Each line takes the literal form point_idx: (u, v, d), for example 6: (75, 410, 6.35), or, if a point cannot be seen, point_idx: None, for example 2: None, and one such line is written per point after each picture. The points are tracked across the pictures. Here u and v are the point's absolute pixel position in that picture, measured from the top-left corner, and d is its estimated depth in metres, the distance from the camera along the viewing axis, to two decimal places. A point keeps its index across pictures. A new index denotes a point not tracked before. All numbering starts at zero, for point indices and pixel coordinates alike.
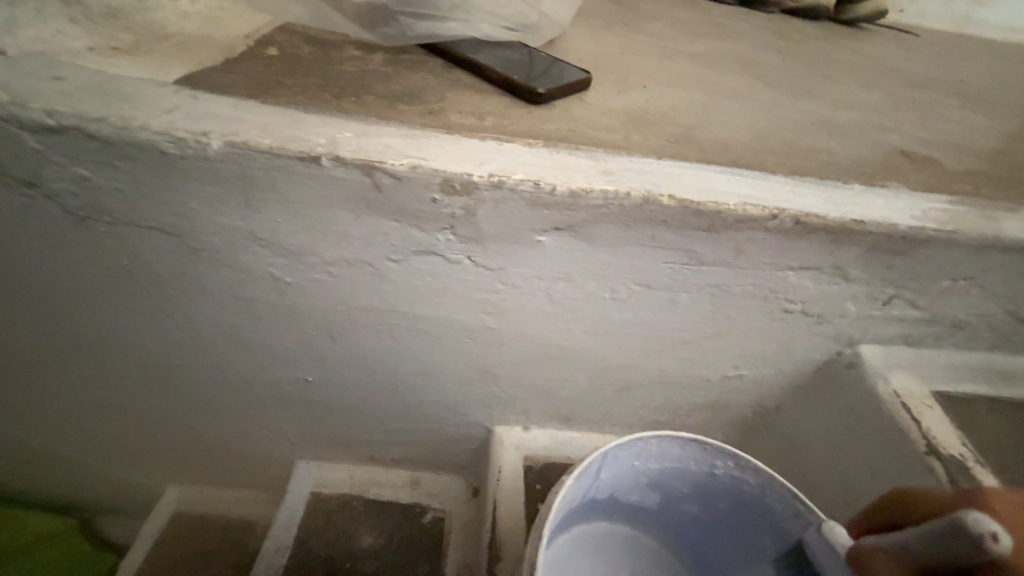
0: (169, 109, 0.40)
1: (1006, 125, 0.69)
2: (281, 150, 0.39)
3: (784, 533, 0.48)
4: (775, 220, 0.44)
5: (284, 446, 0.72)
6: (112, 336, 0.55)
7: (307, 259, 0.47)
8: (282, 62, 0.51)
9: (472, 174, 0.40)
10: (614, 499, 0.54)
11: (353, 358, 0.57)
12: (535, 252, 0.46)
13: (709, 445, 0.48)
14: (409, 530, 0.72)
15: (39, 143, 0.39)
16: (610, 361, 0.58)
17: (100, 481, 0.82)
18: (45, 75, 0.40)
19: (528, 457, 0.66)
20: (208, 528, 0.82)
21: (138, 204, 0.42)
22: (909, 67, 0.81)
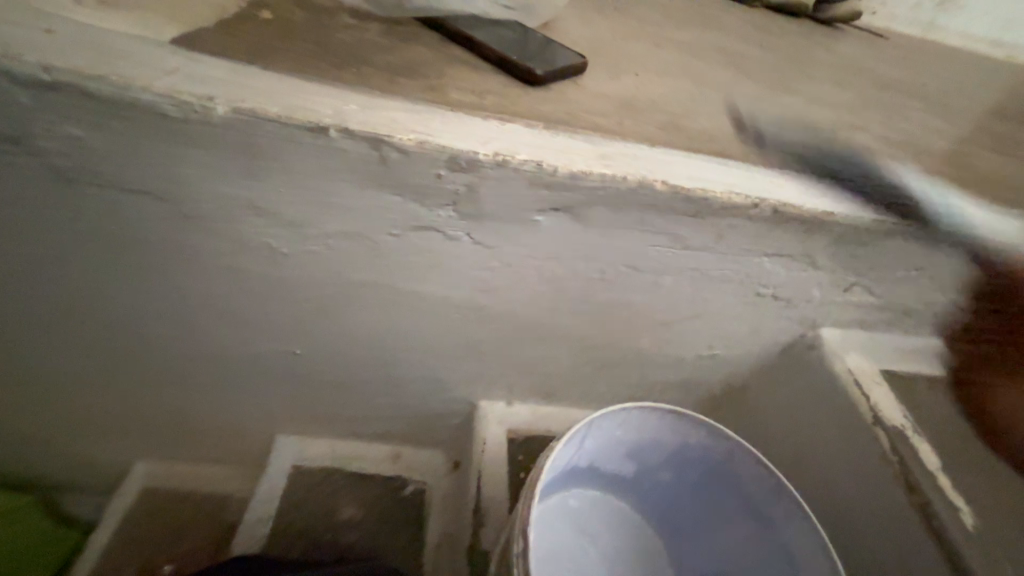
0: (168, 69, 0.39)
1: (960, 130, 0.74)
2: (288, 118, 0.39)
3: (748, 494, 0.54)
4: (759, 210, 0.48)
5: (265, 420, 0.72)
6: (93, 304, 0.53)
7: (304, 231, 0.47)
8: (277, 26, 0.49)
9: (478, 152, 0.42)
10: (594, 468, 0.57)
11: (344, 332, 0.58)
12: (531, 231, 0.48)
13: (686, 416, 0.52)
14: (391, 501, 0.74)
15: (28, 98, 0.37)
16: (594, 339, 0.61)
17: (68, 456, 0.79)
18: (30, 25, 0.38)
19: (511, 430, 0.68)
20: (186, 502, 0.81)
21: (133, 167, 0.41)
22: (878, 69, 0.86)
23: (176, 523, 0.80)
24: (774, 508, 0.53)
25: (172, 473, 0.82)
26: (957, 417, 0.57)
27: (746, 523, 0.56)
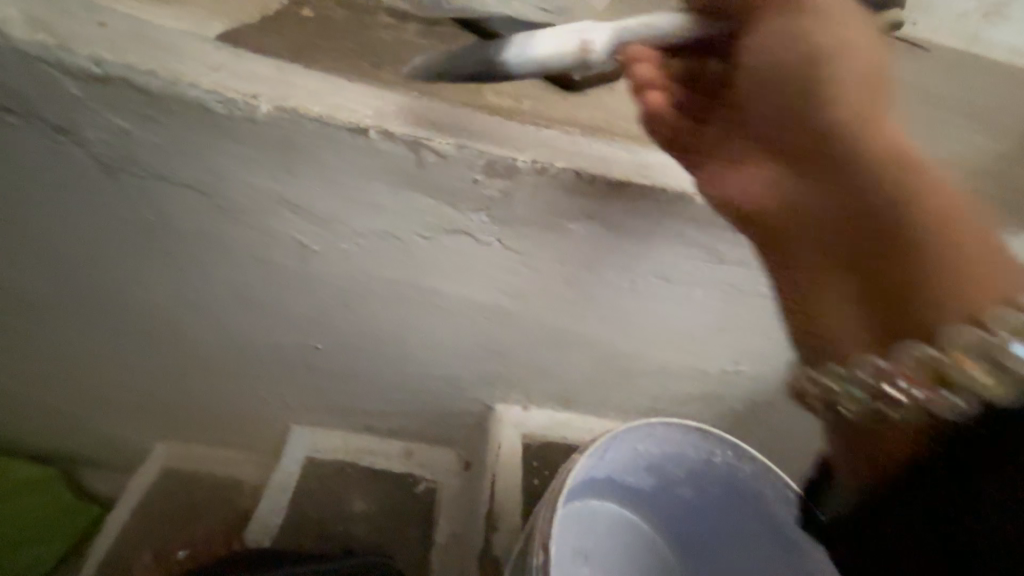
0: (215, 65, 0.39)
1: (1007, 150, 0.71)
2: (329, 119, 0.39)
3: (771, 515, 0.54)
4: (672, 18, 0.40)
5: (283, 410, 0.73)
6: (127, 290, 0.54)
7: (336, 229, 0.47)
8: (317, 23, 0.49)
9: (516, 158, 0.42)
10: (612, 480, 0.56)
11: (368, 329, 0.58)
12: (564, 239, 0.47)
13: (711, 434, 0.51)
14: (403, 498, 0.74)
15: (80, 90, 0.38)
16: (617, 348, 0.60)
17: (92, 434, 0.82)
18: (84, 18, 0.39)
19: (526, 435, 0.68)
20: (202, 486, 0.82)
21: (176, 160, 0.42)
22: (920, 83, 0.83)
23: (192, 505, 0.82)
24: (796, 531, 0.52)
25: (189, 457, 0.83)
26: None
27: (766, 544, 0.55)
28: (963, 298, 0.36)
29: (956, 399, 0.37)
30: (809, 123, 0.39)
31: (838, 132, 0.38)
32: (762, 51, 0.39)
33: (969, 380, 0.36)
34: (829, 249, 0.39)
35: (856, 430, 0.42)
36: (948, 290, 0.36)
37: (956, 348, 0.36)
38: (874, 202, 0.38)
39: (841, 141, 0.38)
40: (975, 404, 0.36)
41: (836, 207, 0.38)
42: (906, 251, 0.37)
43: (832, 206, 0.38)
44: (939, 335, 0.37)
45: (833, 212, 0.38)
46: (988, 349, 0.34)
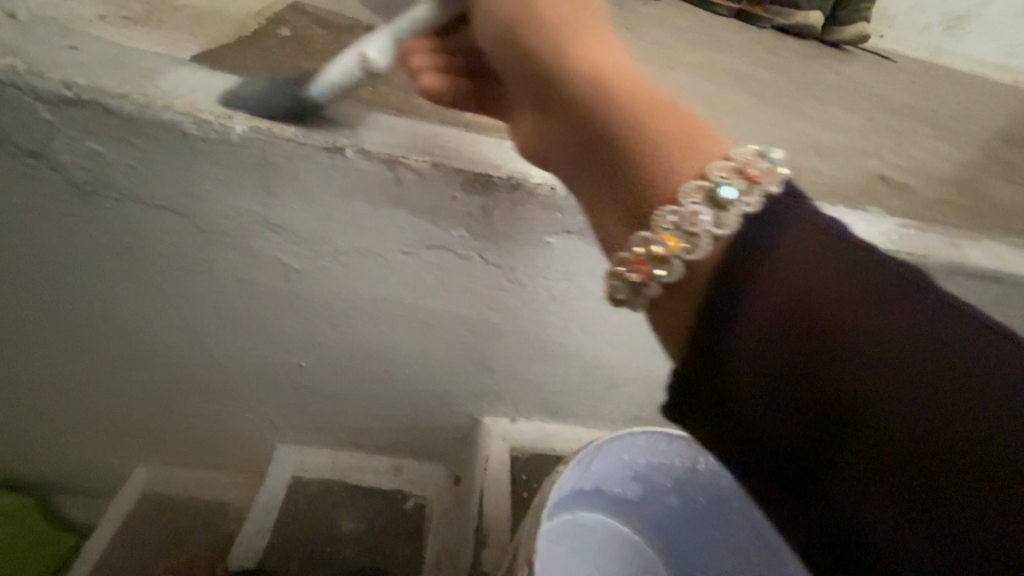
0: (190, 87, 0.39)
1: (971, 156, 0.74)
2: (307, 138, 0.39)
3: (758, 526, 0.53)
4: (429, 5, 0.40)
5: (267, 430, 0.71)
6: (102, 312, 0.53)
7: (317, 248, 0.47)
8: (294, 43, 0.50)
9: (493, 174, 0.42)
10: (599, 491, 0.56)
11: (351, 346, 0.58)
12: (544, 252, 0.48)
13: (694, 442, 0.51)
14: (392, 516, 0.73)
15: (51, 114, 0.38)
16: (603, 359, 0.61)
17: (68, 460, 0.79)
18: (56, 42, 0.39)
19: (514, 447, 0.67)
20: (183, 510, 0.80)
21: (151, 182, 0.42)
22: (886, 93, 0.86)
23: (173, 531, 0.79)
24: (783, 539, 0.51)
25: (172, 479, 0.81)
26: None
27: (755, 555, 0.54)
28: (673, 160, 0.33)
29: (672, 271, 0.31)
30: (540, 43, 0.39)
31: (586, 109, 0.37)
32: (491, 31, 0.40)
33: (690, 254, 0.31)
34: (612, 228, 0.35)
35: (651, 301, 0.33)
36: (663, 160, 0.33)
37: (665, 227, 0.31)
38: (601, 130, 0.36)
39: (573, 82, 0.38)
40: (707, 236, 0.31)
41: (629, 95, 0.36)
42: (629, 144, 0.35)
43: (589, 110, 0.37)
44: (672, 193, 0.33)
45: (566, 127, 0.38)
46: (684, 222, 0.31)
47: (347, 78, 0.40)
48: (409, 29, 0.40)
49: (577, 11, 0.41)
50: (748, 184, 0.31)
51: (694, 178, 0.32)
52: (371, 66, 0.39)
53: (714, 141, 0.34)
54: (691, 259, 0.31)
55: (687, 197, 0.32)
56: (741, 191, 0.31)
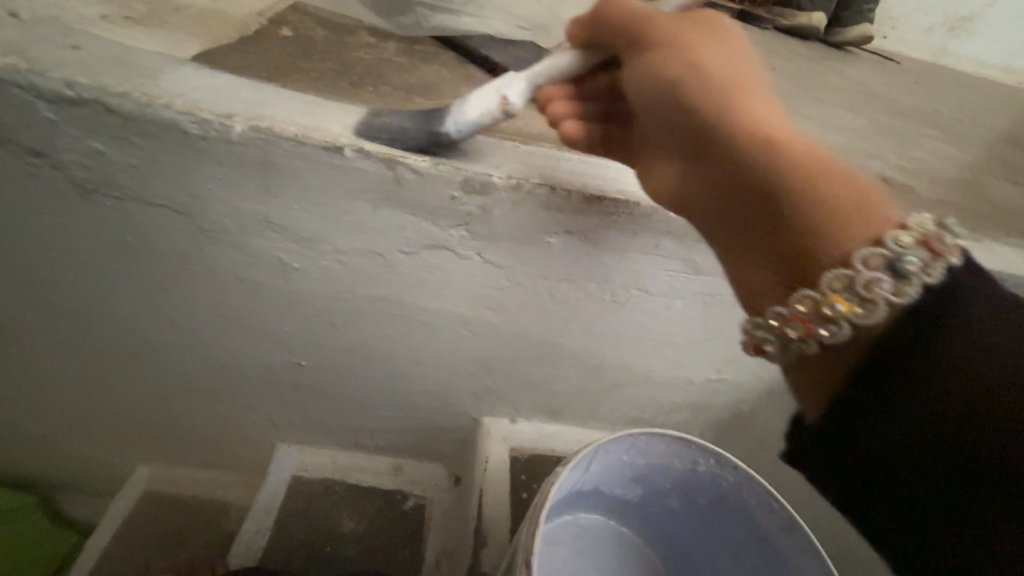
0: (191, 87, 0.40)
1: (974, 157, 0.73)
2: (306, 137, 0.39)
3: (758, 529, 0.53)
4: (571, 54, 0.40)
5: (267, 429, 0.72)
6: (104, 310, 0.53)
7: (317, 247, 0.47)
8: (295, 43, 0.50)
9: (492, 174, 0.42)
10: (599, 492, 0.56)
11: (352, 346, 0.58)
12: (543, 252, 0.48)
13: (694, 443, 0.51)
14: (392, 516, 0.73)
15: (53, 113, 0.38)
16: (604, 360, 0.60)
17: (70, 458, 0.79)
18: (59, 42, 0.39)
19: (514, 448, 0.67)
20: (184, 508, 0.80)
21: (151, 181, 0.42)
22: (889, 94, 0.86)
23: (174, 530, 0.79)
24: (783, 541, 0.51)
25: (173, 478, 0.81)
26: None
27: (755, 558, 0.54)
28: (832, 218, 0.31)
29: (839, 331, 0.29)
30: (676, 66, 0.36)
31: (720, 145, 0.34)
32: (640, 77, 0.37)
33: (855, 317, 0.29)
34: (765, 291, 0.33)
35: (797, 360, 0.32)
36: (820, 219, 0.31)
37: (830, 290, 0.30)
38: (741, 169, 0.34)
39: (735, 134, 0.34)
40: (883, 305, 0.29)
41: (797, 154, 0.33)
42: (792, 207, 0.32)
43: (747, 166, 0.33)
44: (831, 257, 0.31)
45: (714, 183, 0.35)
46: (856, 285, 0.29)
47: (485, 117, 0.41)
48: (549, 74, 0.40)
49: (731, 60, 0.38)
50: (930, 257, 0.29)
51: (868, 244, 0.30)
52: (510, 105, 0.40)
53: (885, 207, 0.32)
54: (862, 322, 0.29)
55: (862, 262, 0.29)
56: (924, 261, 0.29)
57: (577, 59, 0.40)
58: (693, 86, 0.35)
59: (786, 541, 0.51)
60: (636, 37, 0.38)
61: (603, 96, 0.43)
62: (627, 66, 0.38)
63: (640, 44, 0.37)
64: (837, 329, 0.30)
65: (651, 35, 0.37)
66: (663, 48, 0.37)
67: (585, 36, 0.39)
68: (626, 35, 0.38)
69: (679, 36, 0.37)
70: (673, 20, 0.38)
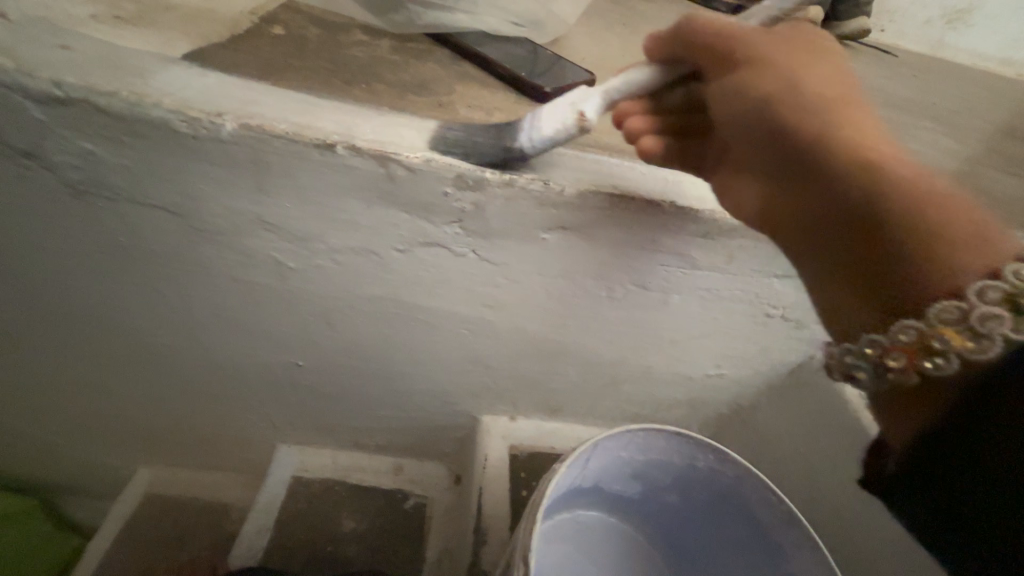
0: (181, 86, 0.39)
1: (972, 149, 0.73)
2: (297, 135, 0.39)
3: (759, 524, 0.52)
4: (649, 68, 0.39)
5: (266, 430, 0.71)
6: (99, 312, 0.53)
7: (312, 246, 0.47)
8: (287, 42, 0.50)
9: (485, 170, 0.42)
10: (598, 488, 0.56)
11: (349, 346, 0.57)
12: (539, 249, 0.48)
13: (693, 439, 0.51)
14: (392, 515, 0.73)
15: (43, 114, 0.38)
16: (602, 357, 0.60)
17: (70, 461, 0.79)
18: (48, 42, 0.39)
19: (514, 446, 0.67)
20: (185, 510, 0.80)
21: (144, 181, 0.42)
22: (886, 86, 0.85)
23: (175, 531, 0.79)
24: (783, 536, 0.51)
25: (173, 480, 0.81)
26: None
27: (755, 553, 0.54)
28: (942, 249, 0.30)
29: (948, 365, 0.29)
30: (767, 87, 0.35)
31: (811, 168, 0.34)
32: (730, 98, 0.36)
33: (960, 351, 0.28)
34: (863, 319, 0.33)
35: (892, 389, 0.32)
36: (925, 250, 0.30)
37: (939, 321, 0.29)
38: (835, 194, 0.33)
39: (836, 159, 0.33)
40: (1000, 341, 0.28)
41: (908, 184, 0.31)
42: (890, 234, 0.31)
43: (848, 194, 0.32)
44: (934, 287, 0.30)
45: (805, 209, 0.34)
46: (970, 319, 0.28)
47: (560, 134, 0.40)
48: (625, 89, 0.39)
49: (834, 80, 0.36)
50: None
51: (984, 277, 0.28)
52: (586, 122, 0.39)
53: (1002, 236, 0.30)
54: (976, 358, 0.28)
55: (975, 295, 0.28)
56: None
57: (656, 73, 0.39)
58: (790, 110, 0.34)
59: (787, 536, 0.50)
60: (724, 55, 0.36)
61: (679, 109, 0.42)
62: (713, 85, 0.37)
63: (732, 61, 0.36)
64: (943, 363, 0.29)
65: (742, 54, 0.36)
66: (756, 68, 0.36)
67: (666, 51, 0.39)
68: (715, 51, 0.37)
69: (775, 55, 0.36)
70: (768, 39, 0.36)
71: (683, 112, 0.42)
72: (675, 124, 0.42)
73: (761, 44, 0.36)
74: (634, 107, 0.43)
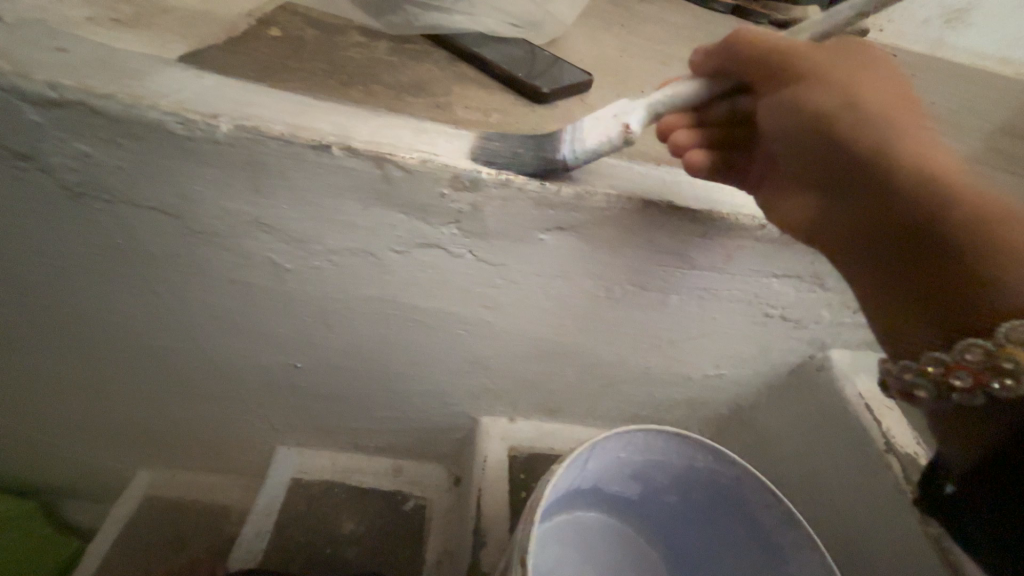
0: (177, 87, 0.39)
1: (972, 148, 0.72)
2: (293, 137, 0.39)
3: (758, 525, 0.52)
4: (692, 84, 0.41)
5: (265, 431, 0.71)
6: (98, 314, 0.53)
7: (309, 247, 0.47)
8: (284, 44, 0.50)
9: (482, 171, 0.42)
10: (598, 489, 0.56)
11: (347, 347, 0.57)
12: (537, 249, 0.48)
13: (692, 439, 0.50)
14: (391, 517, 0.73)
15: (39, 115, 0.38)
16: (601, 357, 0.60)
17: (69, 464, 0.79)
18: (44, 45, 0.39)
19: (513, 447, 0.67)
20: (184, 513, 0.80)
21: (140, 183, 0.42)
22: None
23: (175, 534, 0.79)
24: (782, 537, 0.50)
25: (173, 482, 0.81)
26: None
27: (756, 555, 0.53)
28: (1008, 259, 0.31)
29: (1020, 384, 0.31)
30: (823, 103, 0.37)
31: (872, 178, 0.35)
32: (783, 113, 0.38)
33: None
34: (919, 326, 0.35)
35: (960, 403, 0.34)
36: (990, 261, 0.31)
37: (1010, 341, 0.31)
38: (894, 204, 0.34)
39: (894, 172, 0.34)
40: None
41: (968, 194, 0.33)
42: (951, 245, 0.32)
43: (901, 203, 0.34)
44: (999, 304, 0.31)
45: (869, 218, 0.36)
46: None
47: (604, 145, 0.41)
48: (665, 101, 0.41)
49: (887, 96, 0.37)
50: None
51: None
52: (632, 132, 0.40)
53: None
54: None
55: None
56: None
57: (698, 88, 0.42)
58: (844, 122, 0.36)
59: (786, 538, 0.50)
60: (779, 72, 0.38)
61: (723, 122, 0.43)
62: (766, 99, 0.39)
63: (789, 76, 0.38)
64: (1013, 382, 0.31)
65: (795, 69, 0.38)
66: (810, 84, 0.37)
67: (711, 68, 0.41)
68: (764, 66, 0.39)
69: (830, 71, 0.37)
70: (819, 54, 0.38)
71: (728, 124, 0.43)
72: (721, 136, 0.43)
73: (812, 59, 0.38)
74: (678, 120, 0.45)
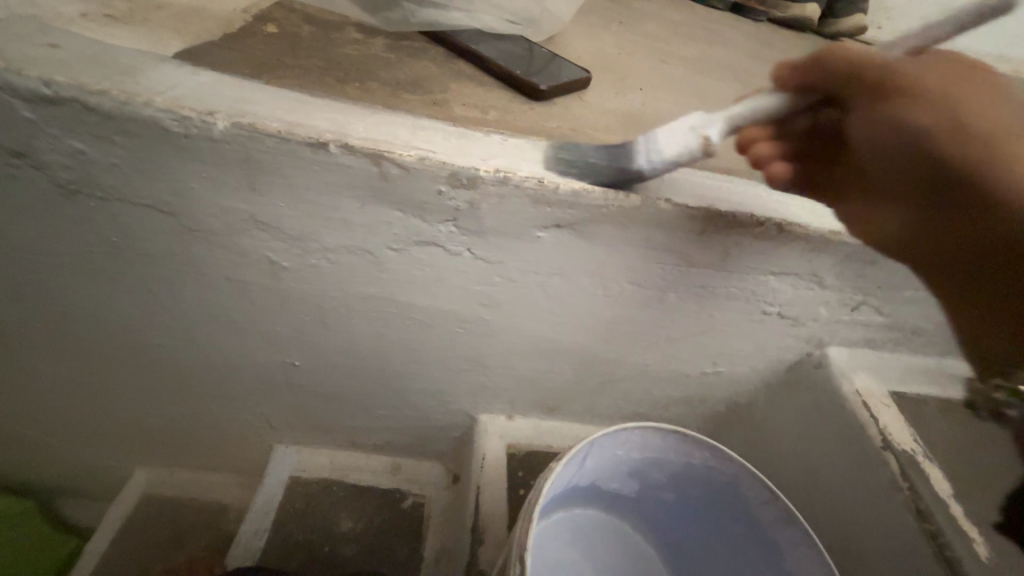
0: (172, 84, 0.39)
1: None
2: (289, 134, 0.39)
3: (755, 521, 0.52)
4: (780, 96, 0.40)
5: (263, 430, 0.71)
6: (94, 313, 0.53)
7: (306, 245, 0.47)
8: (280, 40, 0.50)
9: (479, 168, 0.42)
10: (596, 487, 0.56)
11: (345, 345, 0.57)
12: (534, 247, 0.47)
13: (689, 436, 0.50)
14: (390, 515, 0.73)
15: (31, 112, 0.38)
16: (599, 355, 0.60)
17: (66, 462, 0.79)
18: (37, 41, 0.39)
19: (512, 445, 0.67)
20: (183, 512, 0.80)
21: (135, 180, 0.41)
22: None
23: (173, 532, 0.79)
24: (779, 534, 0.51)
25: (171, 481, 0.81)
26: (972, 443, 0.55)
27: (753, 552, 0.53)
28: None
29: None
30: (928, 123, 0.37)
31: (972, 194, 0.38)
32: (883, 133, 0.38)
33: None
34: None
35: None
36: None
37: None
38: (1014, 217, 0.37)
39: (994, 188, 0.37)
40: None
41: None
42: None
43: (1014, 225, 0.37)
44: None
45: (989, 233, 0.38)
46: None
47: (683, 155, 0.41)
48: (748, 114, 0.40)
49: (984, 103, 0.37)
50: None
51: None
52: (712, 143, 0.40)
53: None
54: None
55: None
56: None
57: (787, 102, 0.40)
58: (948, 146, 0.37)
59: (783, 535, 0.50)
60: (876, 89, 0.38)
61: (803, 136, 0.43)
62: (861, 118, 0.39)
63: (886, 94, 0.38)
64: None
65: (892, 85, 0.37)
66: (910, 102, 0.37)
67: (800, 83, 0.39)
68: (866, 81, 0.38)
69: (927, 86, 0.37)
70: (912, 64, 0.37)
71: (809, 137, 0.43)
72: (800, 149, 0.44)
73: (908, 73, 0.37)
74: (759, 134, 0.44)
